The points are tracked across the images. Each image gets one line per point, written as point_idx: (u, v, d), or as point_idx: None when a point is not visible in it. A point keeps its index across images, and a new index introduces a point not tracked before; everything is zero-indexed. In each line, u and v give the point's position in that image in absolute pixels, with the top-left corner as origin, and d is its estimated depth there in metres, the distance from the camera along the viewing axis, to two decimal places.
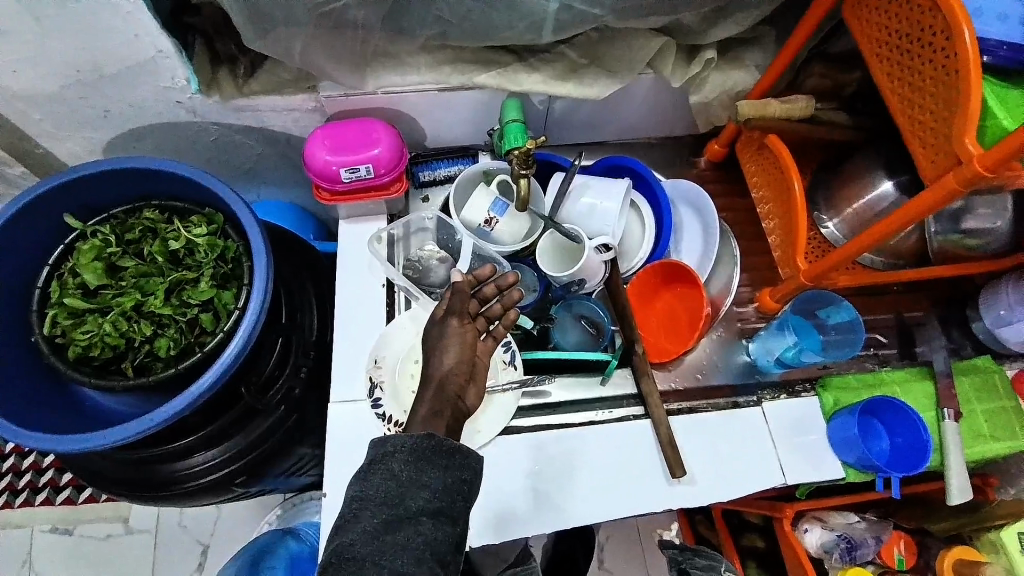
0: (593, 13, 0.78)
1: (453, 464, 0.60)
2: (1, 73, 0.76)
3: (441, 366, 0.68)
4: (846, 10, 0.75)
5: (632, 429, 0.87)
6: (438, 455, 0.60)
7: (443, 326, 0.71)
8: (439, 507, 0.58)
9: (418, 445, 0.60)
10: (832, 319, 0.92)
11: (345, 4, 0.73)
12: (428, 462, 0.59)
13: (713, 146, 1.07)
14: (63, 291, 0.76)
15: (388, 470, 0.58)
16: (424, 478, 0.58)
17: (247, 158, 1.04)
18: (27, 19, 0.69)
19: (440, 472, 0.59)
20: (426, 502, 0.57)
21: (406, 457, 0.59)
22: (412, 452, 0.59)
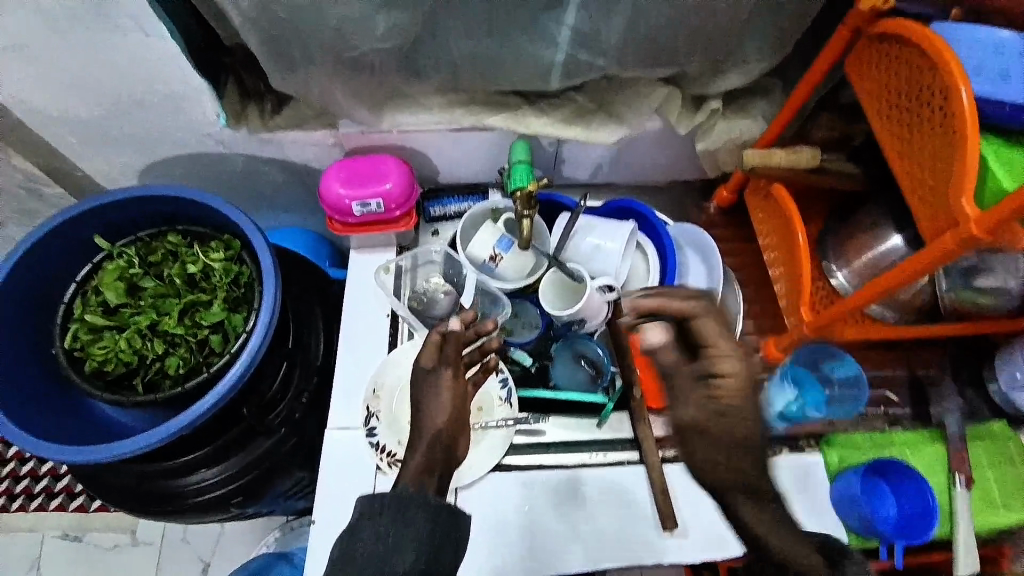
0: (597, 63, 0.80)
1: (441, 521, 0.60)
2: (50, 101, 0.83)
3: (437, 421, 0.69)
4: (847, 66, 0.76)
5: (626, 474, 0.86)
6: (426, 511, 0.60)
7: (436, 378, 0.72)
8: (426, 568, 0.57)
9: (406, 500, 0.60)
10: (835, 373, 0.89)
11: (363, 51, 0.76)
12: (415, 519, 0.59)
13: (721, 192, 1.08)
14: (85, 308, 0.81)
15: (375, 525, 0.57)
16: (412, 536, 0.57)
17: (269, 186, 1.10)
18: (76, 51, 0.76)
19: (428, 529, 0.59)
20: (412, 562, 0.56)
21: (393, 512, 0.58)
22: (399, 507, 0.59)
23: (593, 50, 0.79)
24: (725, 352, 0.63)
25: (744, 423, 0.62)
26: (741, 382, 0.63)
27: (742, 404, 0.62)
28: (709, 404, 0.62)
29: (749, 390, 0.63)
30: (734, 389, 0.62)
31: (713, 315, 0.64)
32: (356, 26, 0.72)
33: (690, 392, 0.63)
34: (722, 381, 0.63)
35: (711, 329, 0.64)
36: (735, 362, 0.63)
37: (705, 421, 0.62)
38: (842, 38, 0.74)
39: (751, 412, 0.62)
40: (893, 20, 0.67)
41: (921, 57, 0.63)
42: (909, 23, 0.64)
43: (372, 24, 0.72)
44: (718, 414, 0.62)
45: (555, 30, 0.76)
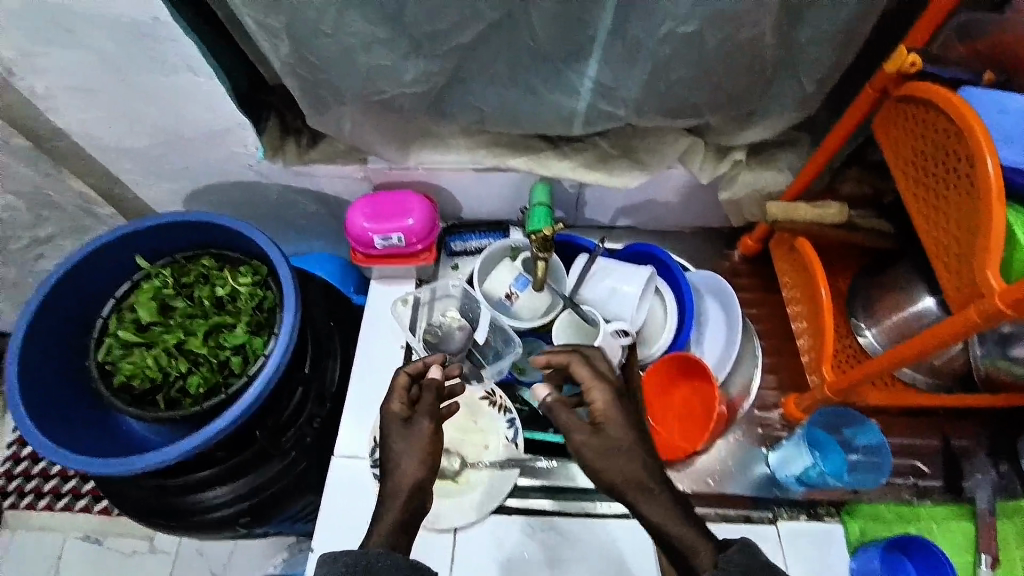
0: (618, 113, 0.82)
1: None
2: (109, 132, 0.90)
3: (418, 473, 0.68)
4: (875, 126, 0.75)
5: (620, 529, 0.83)
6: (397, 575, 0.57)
7: (413, 429, 0.71)
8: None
9: (376, 562, 0.58)
10: (858, 439, 0.85)
11: (392, 95, 0.79)
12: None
13: (746, 241, 1.06)
14: (119, 324, 0.85)
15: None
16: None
17: (302, 214, 1.14)
18: (133, 89, 0.82)
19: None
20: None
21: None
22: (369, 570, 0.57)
23: (614, 101, 0.80)
24: (595, 389, 0.70)
25: (625, 457, 0.65)
26: (614, 413, 0.68)
27: (623, 435, 0.66)
28: (592, 439, 0.66)
29: (627, 422, 0.68)
30: (609, 421, 0.68)
31: (582, 358, 0.73)
32: (385, 74, 0.75)
33: (574, 431, 0.67)
34: (599, 418, 0.68)
35: (583, 371, 0.72)
36: (606, 397, 0.70)
37: (592, 456, 0.65)
38: (868, 98, 0.73)
39: (633, 444, 0.66)
40: (918, 83, 0.65)
41: (947, 122, 0.62)
42: (934, 87, 0.63)
43: (399, 72, 0.75)
44: (602, 446, 0.66)
45: (577, 81, 0.78)
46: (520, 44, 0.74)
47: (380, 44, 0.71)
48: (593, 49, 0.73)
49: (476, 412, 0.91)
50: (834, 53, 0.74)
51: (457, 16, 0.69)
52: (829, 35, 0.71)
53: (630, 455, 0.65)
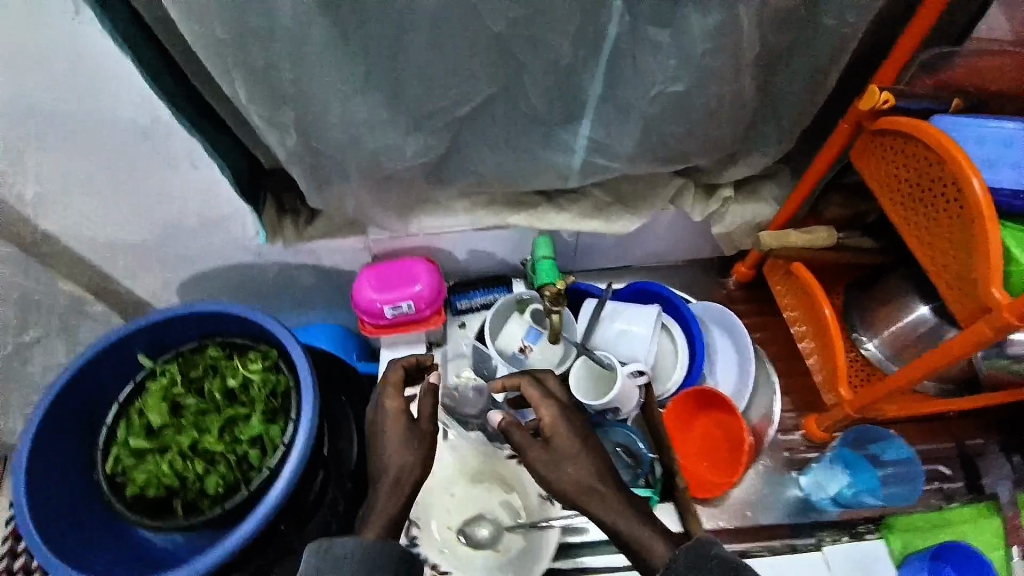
0: (613, 165, 0.84)
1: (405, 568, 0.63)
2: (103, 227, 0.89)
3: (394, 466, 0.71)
4: (853, 156, 0.80)
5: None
6: (392, 561, 0.62)
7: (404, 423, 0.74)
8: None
9: (373, 552, 0.61)
10: (886, 455, 0.87)
11: (395, 170, 0.81)
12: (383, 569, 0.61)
13: (739, 268, 1.10)
14: (129, 430, 0.82)
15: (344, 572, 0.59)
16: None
17: (301, 288, 1.12)
18: (126, 184, 0.81)
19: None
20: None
21: (361, 562, 0.60)
22: (367, 559, 0.60)
23: (608, 154, 0.82)
24: (544, 407, 0.77)
25: (574, 466, 0.72)
26: (562, 428, 0.75)
27: (571, 448, 0.74)
28: (543, 454, 0.74)
29: (573, 435, 0.75)
30: (557, 436, 0.75)
31: (532, 379, 0.80)
32: (388, 151, 0.77)
33: (528, 449, 0.74)
34: (548, 434, 0.76)
35: (532, 392, 0.79)
36: (554, 414, 0.77)
37: (544, 469, 0.73)
38: (844, 132, 0.78)
39: (580, 455, 0.73)
40: (892, 118, 0.71)
41: (927, 152, 0.67)
42: (910, 121, 0.68)
43: (402, 148, 0.77)
44: (552, 460, 0.73)
45: (571, 140, 0.81)
46: (516, 112, 0.77)
47: (383, 125, 0.73)
48: (586, 110, 0.76)
49: (505, 472, 0.89)
50: (809, 96, 0.78)
51: (455, 94, 0.71)
52: (803, 82, 0.76)
53: (578, 465, 0.73)
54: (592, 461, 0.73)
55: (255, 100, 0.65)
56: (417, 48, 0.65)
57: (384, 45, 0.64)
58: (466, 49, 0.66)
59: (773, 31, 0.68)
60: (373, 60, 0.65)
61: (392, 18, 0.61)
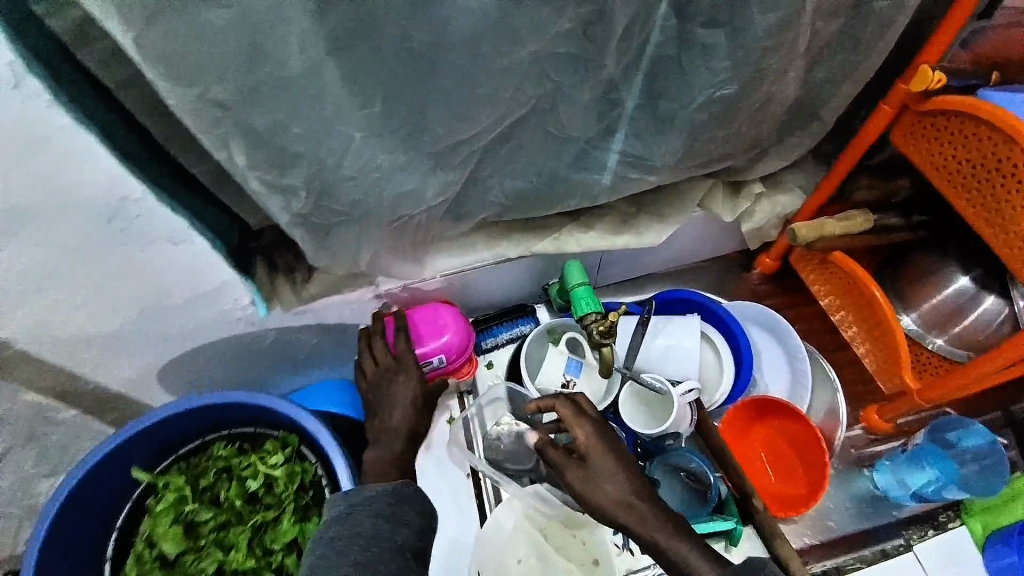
0: (649, 177, 0.77)
1: (425, 510, 0.67)
2: (54, 324, 0.73)
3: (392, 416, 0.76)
4: (896, 140, 0.78)
5: None
6: (415, 501, 0.66)
7: (394, 377, 0.78)
8: (418, 547, 0.63)
9: (399, 491, 0.66)
10: (964, 443, 0.84)
11: (416, 215, 0.72)
12: (408, 505, 0.65)
13: (764, 260, 1.06)
14: (141, 565, 0.71)
15: (373, 509, 0.63)
16: (404, 519, 0.64)
17: (300, 353, 0.99)
18: (84, 274, 0.67)
19: (417, 515, 0.65)
20: (408, 538, 0.63)
21: (389, 499, 0.64)
22: (394, 496, 0.65)
23: (645, 167, 0.75)
24: (578, 426, 0.70)
25: (613, 484, 0.67)
26: (599, 448, 0.69)
27: (608, 466, 0.68)
28: (581, 473, 0.67)
29: (612, 454, 0.68)
30: (595, 455, 0.68)
31: (568, 400, 0.72)
32: (407, 197, 0.67)
33: (565, 470, 0.68)
34: (585, 452, 0.69)
35: (565, 412, 0.71)
36: (589, 432, 0.70)
37: (583, 487, 0.67)
38: (885, 115, 0.76)
39: (619, 474, 0.67)
40: (946, 97, 0.69)
41: (992, 132, 0.66)
42: (971, 100, 0.67)
43: (422, 190, 0.67)
44: (590, 479, 0.67)
45: (604, 157, 0.73)
46: (546, 137, 0.68)
47: (401, 169, 0.63)
48: (621, 124, 0.68)
49: (573, 525, 0.82)
50: (850, 82, 0.74)
51: (482, 125, 0.61)
52: (843, 68, 0.72)
53: (616, 482, 0.67)
54: (629, 477, 0.67)
55: (257, 164, 0.57)
56: (443, 81, 0.55)
57: (404, 81, 0.54)
58: (496, 79, 0.56)
59: (822, 19, 0.63)
60: (391, 100, 0.55)
61: (413, 51, 0.51)
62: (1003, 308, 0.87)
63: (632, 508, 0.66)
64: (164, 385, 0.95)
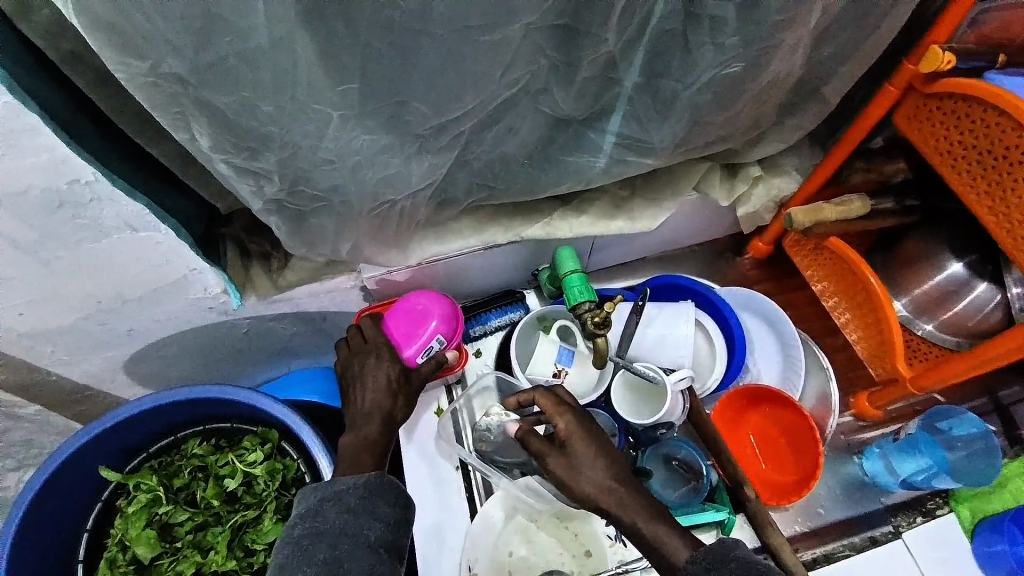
0: (646, 162, 0.73)
1: (401, 501, 0.63)
2: (7, 317, 0.68)
3: (367, 405, 0.72)
4: (900, 124, 0.76)
5: None
6: (390, 493, 0.63)
7: (366, 364, 0.74)
8: (392, 541, 0.60)
9: (372, 482, 0.63)
10: (955, 432, 0.87)
11: (400, 201, 0.67)
12: (381, 497, 0.62)
13: (756, 245, 1.04)
14: (113, 570, 0.67)
15: (344, 503, 0.60)
16: (377, 511, 0.61)
17: (279, 341, 0.95)
18: (36, 263, 0.61)
19: (392, 508, 0.62)
20: (381, 533, 0.59)
21: (360, 492, 0.61)
22: (366, 488, 0.62)
23: (643, 151, 0.71)
24: (560, 416, 0.70)
25: (592, 471, 0.66)
26: (581, 436, 0.68)
27: (589, 454, 0.67)
28: (561, 461, 0.66)
29: (592, 443, 0.68)
30: (576, 444, 0.68)
31: (546, 392, 0.72)
32: (392, 182, 0.63)
33: (546, 457, 0.67)
34: (566, 441, 0.68)
35: (546, 403, 0.71)
36: (570, 421, 0.69)
37: (563, 476, 0.66)
38: (890, 96, 0.74)
39: (599, 461, 0.66)
40: (953, 80, 0.68)
41: (1000, 118, 0.65)
42: (980, 83, 0.65)
43: (406, 175, 0.63)
44: (570, 466, 0.66)
45: (600, 139, 0.69)
46: (539, 117, 0.63)
47: (384, 153, 0.59)
48: (618, 105, 0.64)
49: (565, 518, 0.81)
50: (855, 60, 0.71)
51: (471, 105, 0.57)
52: (848, 47, 0.69)
53: (597, 468, 0.66)
54: (608, 465, 0.66)
55: (223, 146, 0.52)
56: (430, 57, 0.50)
57: (387, 56, 0.49)
58: (487, 56, 0.51)
59: None
60: (372, 78, 0.50)
61: (398, 23, 0.46)
62: (995, 295, 0.86)
63: (612, 495, 0.65)
64: (133, 376, 0.90)
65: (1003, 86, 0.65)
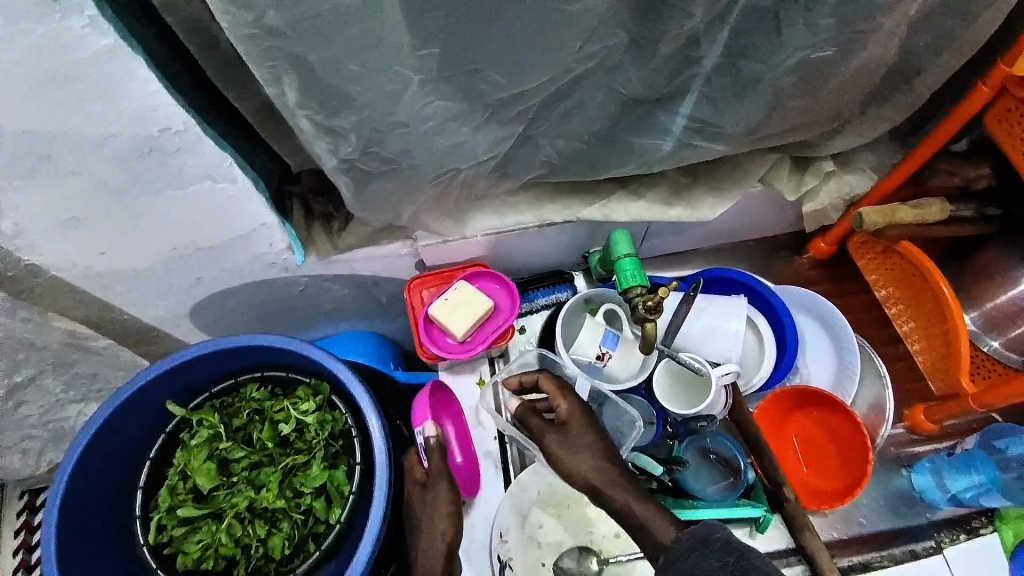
0: (715, 147, 0.71)
1: None
2: (90, 255, 0.73)
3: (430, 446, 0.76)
4: (990, 126, 0.72)
5: None
6: None
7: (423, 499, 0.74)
8: None
9: None
10: (1014, 451, 0.81)
11: (464, 170, 0.68)
12: None
13: (817, 244, 1.00)
14: (173, 497, 0.72)
15: None
16: None
17: (330, 301, 0.98)
18: (119, 204, 0.65)
19: None
20: None
21: None
22: None
23: (712, 136, 0.69)
24: (562, 397, 0.76)
25: (587, 451, 0.72)
26: (580, 417, 0.74)
27: (585, 438, 0.73)
28: (559, 439, 0.73)
29: (590, 425, 0.74)
30: (575, 424, 0.74)
31: (548, 374, 0.78)
32: (459, 150, 0.64)
33: (544, 435, 0.74)
34: (566, 421, 0.75)
35: (549, 385, 0.77)
36: (572, 403, 0.76)
37: (559, 452, 0.72)
38: (982, 96, 0.69)
39: (595, 444, 0.72)
40: None
41: None
42: None
43: (473, 144, 0.64)
44: (566, 444, 0.72)
45: (669, 121, 0.67)
46: (611, 94, 0.63)
47: (454, 120, 0.60)
48: (693, 87, 0.63)
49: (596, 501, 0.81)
50: (954, 53, 0.67)
51: (548, 76, 0.57)
52: (948, 38, 0.65)
53: (592, 450, 0.72)
54: (602, 448, 0.72)
55: (308, 103, 0.54)
56: (512, 23, 0.50)
57: (471, 20, 0.49)
58: (570, 26, 0.51)
59: None
60: (455, 41, 0.51)
61: None
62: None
63: (603, 474, 0.70)
64: (194, 323, 0.96)
65: None
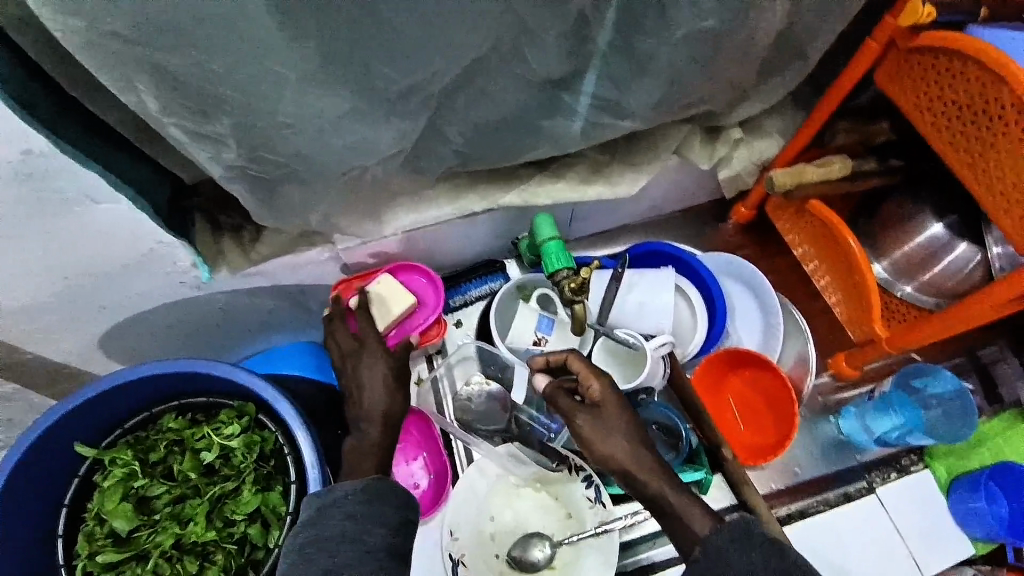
0: (623, 123, 0.71)
1: (404, 503, 0.61)
2: None
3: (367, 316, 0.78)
4: (882, 82, 0.75)
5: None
6: (392, 496, 0.61)
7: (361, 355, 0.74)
8: (393, 544, 0.58)
9: (371, 487, 0.60)
10: (930, 389, 0.89)
11: (369, 167, 0.65)
12: (383, 502, 0.60)
13: (739, 210, 1.03)
14: (92, 543, 0.68)
15: (343, 509, 0.58)
16: (381, 517, 0.58)
17: (259, 315, 0.94)
18: None
19: (394, 509, 0.60)
20: (381, 538, 0.57)
21: (360, 497, 0.59)
22: (366, 492, 0.59)
23: (618, 112, 0.69)
24: (594, 377, 0.69)
25: (620, 435, 0.65)
26: (614, 400, 0.68)
27: (619, 419, 0.66)
28: (592, 420, 0.66)
29: (625, 408, 0.67)
30: (608, 406, 0.67)
31: (579, 353, 0.71)
32: (360, 147, 0.61)
33: (576, 415, 0.67)
34: (598, 403, 0.68)
35: (580, 364, 0.70)
36: (605, 385, 0.69)
37: (592, 433, 0.66)
38: (871, 52, 0.72)
39: (630, 428, 0.66)
40: (935, 33, 0.67)
41: (980, 71, 0.64)
42: (957, 37, 0.65)
43: (375, 140, 0.61)
44: (600, 425, 0.66)
45: (574, 101, 0.67)
46: (512, 79, 0.61)
47: (348, 116, 0.57)
48: (592, 65, 0.62)
49: (545, 482, 0.81)
50: (838, 16, 0.69)
51: (440, 64, 0.54)
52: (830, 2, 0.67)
53: (625, 433, 0.66)
54: (637, 430, 0.66)
55: (174, 110, 0.50)
56: (391, 11, 0.48)
57: (343, 16, 0.47)
58: (450, 12, 0.49)
59: None
60: (331, 35, 0.48)
61: None
62: (975, 255, 0.86)
63: (639, 459, 0.65)
64: (109, 353, 0.89)
65: (982, 39, 0.64)
